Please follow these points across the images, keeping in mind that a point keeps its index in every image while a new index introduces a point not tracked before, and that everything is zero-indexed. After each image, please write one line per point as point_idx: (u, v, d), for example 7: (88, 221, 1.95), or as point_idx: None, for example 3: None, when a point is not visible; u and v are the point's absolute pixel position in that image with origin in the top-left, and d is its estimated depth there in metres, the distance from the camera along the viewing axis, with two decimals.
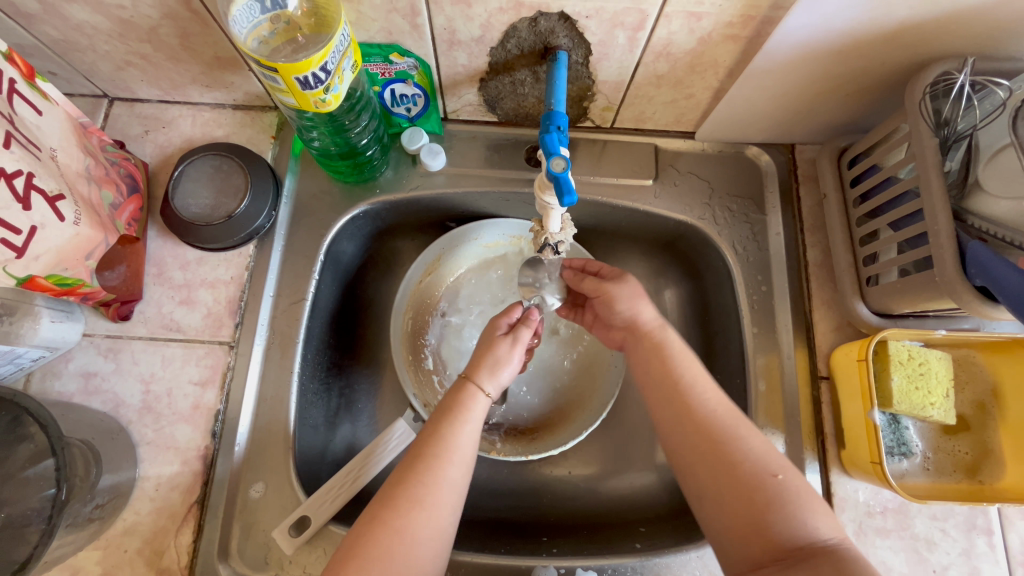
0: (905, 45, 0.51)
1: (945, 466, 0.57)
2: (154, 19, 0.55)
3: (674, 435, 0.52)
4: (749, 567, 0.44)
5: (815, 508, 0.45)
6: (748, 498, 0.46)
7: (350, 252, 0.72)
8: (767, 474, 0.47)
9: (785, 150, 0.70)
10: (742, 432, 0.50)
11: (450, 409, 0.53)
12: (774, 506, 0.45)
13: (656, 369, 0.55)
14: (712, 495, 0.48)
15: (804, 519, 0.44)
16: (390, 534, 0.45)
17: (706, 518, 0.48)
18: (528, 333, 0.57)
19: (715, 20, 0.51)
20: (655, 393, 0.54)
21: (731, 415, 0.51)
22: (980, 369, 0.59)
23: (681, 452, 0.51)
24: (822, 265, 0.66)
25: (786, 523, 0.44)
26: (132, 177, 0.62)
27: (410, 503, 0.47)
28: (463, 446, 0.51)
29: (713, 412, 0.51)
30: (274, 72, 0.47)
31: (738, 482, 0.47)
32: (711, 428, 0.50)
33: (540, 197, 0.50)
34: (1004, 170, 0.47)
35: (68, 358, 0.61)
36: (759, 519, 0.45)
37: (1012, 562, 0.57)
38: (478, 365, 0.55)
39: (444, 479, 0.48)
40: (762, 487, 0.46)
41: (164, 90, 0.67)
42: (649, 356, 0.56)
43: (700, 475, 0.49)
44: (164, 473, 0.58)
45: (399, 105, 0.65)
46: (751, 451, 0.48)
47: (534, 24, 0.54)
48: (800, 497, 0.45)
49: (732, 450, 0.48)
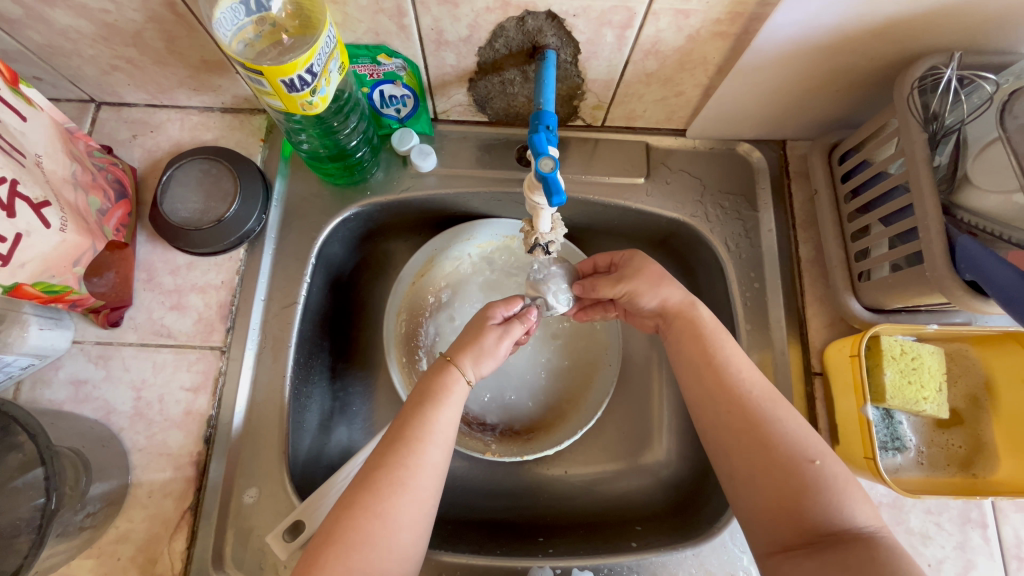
0: (893, 40, 0.51)
1: (939, 460, 0.58)
2: (139, 23, 0.54)
3: (710, 414, 0.52)
4: (779, 548, 0.45)
5: (852, 494, 0.45)
6: (781, 482, 0.46)
7: (342, 254, 0.72)
8: (806, 458, 0.47)
9: (777, 147, 0.70)
10: (778, 416, 0.49)
11: (431, 390, 0.53)
12: (811, 491, 0.45)
13: (694, 347, 0.55)
14: (746, 477, 0.48)
15: (841, 503, 0.44)
16: (369, 518, 0.45)
17: (737, 498, 0.49)
18: (519, 330, 0.57)
19: (703, 18, 0.51)
20: (688, 370, 0.55)
21: (768, 397, 0.51)
22: (972, 363, 0.59)
23: (716, 432, 0.51)
24: (814, 261, 0.66)
25: (823, 508, 0.44)
26: (120, 182, 0.62)
27: (393, 487, 0.47)
28: (441, 429, 0.51)
29: (749, 395, 0.51)
30: (260, 75, 0.46)
31: (772, 464, 0.47)
32: (747, 410, 0.50)
33: (530, 197, 0.49)
34: (994, 166, 0.47)
35: (58, 366, 0.60)
36: (793, 502, 0.45)
37: (1006, 555, 0.57)
38: (463, 350, 0.55)
39: (424, 462, 0.48)
40: (798, 471, 0.46)
41: (152, 94, 0.67)
42: (681, 337, 0.56)
43: (732, 456, 0.49)
44: (156, 480, 0.58)
45: (388, 106, 0.64)
46: (788, 435, 0.48)
47: (522, 23, 0.54)
48: (837, 482, 0.45)
49: (768, 433, 0.48)
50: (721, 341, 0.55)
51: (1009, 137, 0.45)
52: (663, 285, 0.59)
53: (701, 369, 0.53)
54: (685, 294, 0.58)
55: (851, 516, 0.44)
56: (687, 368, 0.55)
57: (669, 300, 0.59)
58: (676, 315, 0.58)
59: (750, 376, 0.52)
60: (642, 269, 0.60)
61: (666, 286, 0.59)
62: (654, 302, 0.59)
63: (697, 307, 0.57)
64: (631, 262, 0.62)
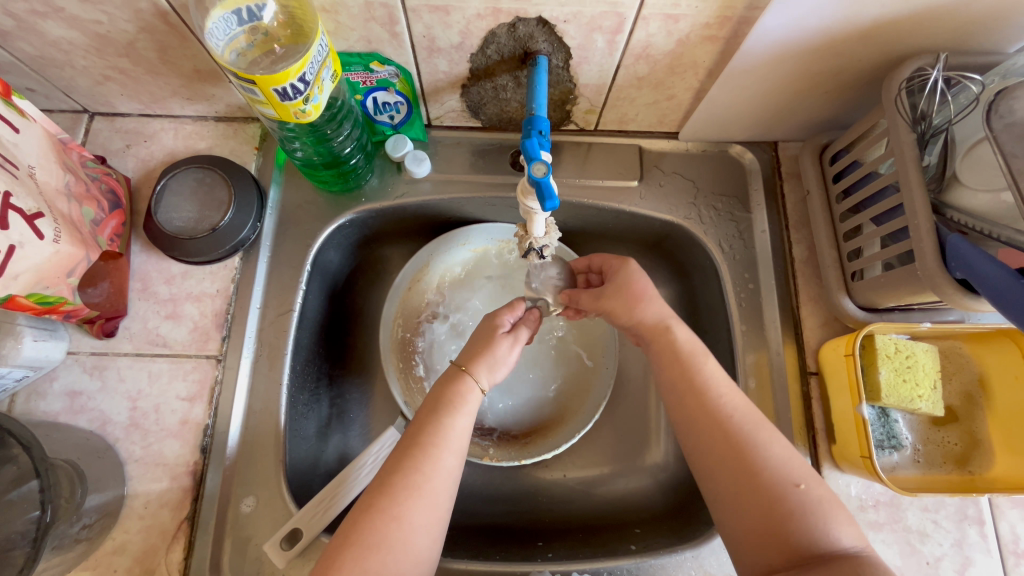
0: (880, 42, 0.51)
1: (935, 458, 0.58)
2: (131, 34, 0.55)
3: (694, 437, 0.52)
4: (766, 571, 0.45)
5: (837, 517, 0.45)
6: (765, 505, 0.46)
7: (337, 261, 0.72)
8: (790, 483, 0.47)
9: (769, 148, 0.71)
10: (762, 440, 0.49)
11: (446, 398, 0.53)
12: (796, 516, 0.45)
13: (674, 371, 0.54)
14: (730, 499, 0.48)
15: (825, 527, 0.45)
16: (386, 521, 0.45)
17: (721, 519, 0.49)
18: (527, 334, 0.59)
19: (693, 22, 0.51)
20: (669, 394, 0.54)
21: (750, 421, 0.50)
22: (966, 360, 0.60)
23: (702, 454, 0.51)
24: (808, 261, 0.66)
25: (806, 532, 0.45)
26: (114, 193, 0.62)
27: (410, 491, 0.47)
28: (456, 437, 0.50)
29: (732, 417, 0.50)
30: (252, 84, 0.46)
31: (756, 487, 0.47)
32: (730, 432, 0.50)
33: (524, 203, 0.49)
34: (981, 166, 0.48)
35: (53, 378, 0.60)
36: (774, 524, 0.45)
37: (1004, 551, 0.57)
38: (477, 358, 0.55)
39: (441, 467, 0.48)
40: (783, 496, 0.46)
41: (145, 104, 0.67)
42: (660, 361, 0.56)
43: (716, 477, 0.49)
44: (153, 490, 0.58)
45: (382, 113, 0.65)
46: (772, 459, 0.48)
47: (513, 29, 0.54)
48: (822, 506, 0.46)
49: (751, 457, 0.48)
50: (702, 363, 0.54)
51: (996, 136, 0.45)
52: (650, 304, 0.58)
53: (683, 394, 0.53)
54: (658, 316, 0.57)
55: (835, 539, 0.45)
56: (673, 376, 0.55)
57: (646, 320, 0.58)
58: (652, 338, 0.57)
59: (740, 400, 0.52)
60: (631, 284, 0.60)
61: (643, 307, 0.58)
62: (629, 323, 0.59)
63: (673, 329, 0.56)
64: (616, 277, 0.61)
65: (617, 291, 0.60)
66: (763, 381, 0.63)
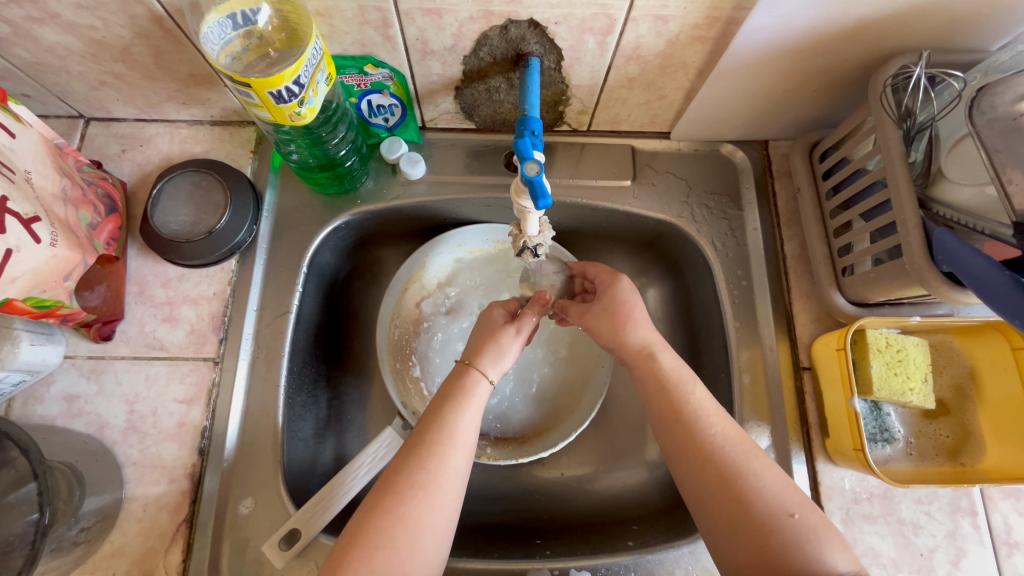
0: (866, 40, 0.52)
1: (927, 450, 0.59)
2: (127, 39, 0.55)
3: (686, 469, 0.52)
4: None
5: (831, 544, 0.46)
6: (761, 535, 0.46)
7: (333, 263, 0.72)
8: (784, 514, 0.47)
9: (760, 147, 0.72)
10: (753, 469, 0.49)
11: (453, 393, 0.53)
12: (792, 547, 0.45)
13: (662, 400, 0.54)
14: (726, 532, 0.48)
15: (820, 556, 0.45)
16: (392, 521, 0.45)
17: (718, 551, 0.49)
18: (530, 323, 0.58)
19: (682, 23, 0.52)
20: (659, 423, 0.54)
21: (740, 451, 0.51)
22: (956, 353, 0.60)
23: (694, 486, 0.51)
24: (799, 257, 0.67)
25: (803, 563, 0.45)
26: (110, 197, 0.62)
27: (414, 490, 0.47)
28: (464, 431, 0.51)
29: (722, 448, 0.51)
30: (248, 87, 0.47)
31: (750, 519, 0.47)
32: (721, 464, 0.50)
33: (517, 202, 0.50)
34: (965, 160, 0.49)
35: (50, 382, 0.60)
36: (769, 555, 0.46)
37: (996, 542, 0.58)
38: (482, 352, 0.56)
39: (448, 466, 0.49)
40: (779, 527, 0.46)
41: (141, 109, 0.67)
42: (647, 389, 0.56)
43: (713, 505, 0.50)
44: (151, 493, 0.58)
45: (377, 115, 0.66)
46: (765, 488, 0.48)
47: (505, 31, 0.55)
48: (817, 534, 0.46)
49: (743, 489, 0.48)
50: (692, 391, 0.54)
51: (978, 132, 0.46)
52: (636, 330, 0.58)
53: (674, 424, 0.53)
54: (643, 342, 0.57)
55: (832, 565, 0.45)
56: (665, 371, 0.56)
57: (629, 345, 0.58)
58: (637, 364, 0.57)
59: (731, 428, 0.52)
60: (610, 308, 0.60)
61: (630, 330, 0.58)
62: (614, 344, 0.59)
63: (656, 357, 0.57)
64: (605, 294, 0.61)
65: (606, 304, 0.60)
66: (757, 376, 0.64)
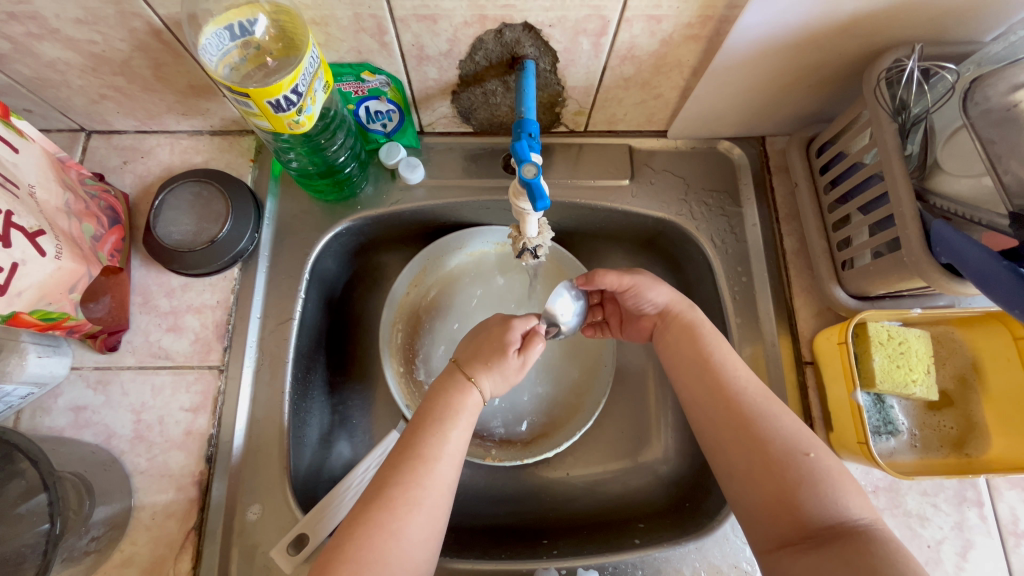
0: (859, 35, 0.52)
1: (932, 442, 0.59)
2: (126, 52, 0.56)
3: (709, 413, 0.54)
4: (777, 544, 0.46)
5: (846, 485, 0.47)
6: (776, 473, 0.48)
7: (335, 269, 0.73)
8: (800, 452, 0.48)
9: (756, 143, 0.72)
10: (773, 412, 0.51)
11: (449, 408, 0.54)
12: (806, 485, 0.46)
13: (692, 352, 0.57)
14: (743, 472, 0.50)
15: (834, 497, 0.46)
16: (384, 536, 0.46)
17: (737, 495, 0.50)
18: (537, 352, 0.58)
19: (675, 22, 0.53)
20: (687, 376, 0.57)
21: (762, 394, 0.53)
22: (958, 344, 0.60)
23: (714, 431, 0.53)
24: (799, 252, 0.67)
25: (817, 502, 0.46)
26: (113, 209, 0.63)
27: (407, 505, 0.47)
28: (452, 449, 0.51)
29: (739, 395, 0.53)
30: (246, 97, 0.47)
31: (765, 459, 0.49)
32: (741, 406, 0.52)
33: (515, 204, 0.50)
34: (961, 152, 0.49)
35: (57, 394, 0.61)
36: (784, 495, 0.47)
37: (1004, 532, 0.58)
38: (484, 368, 0.56)
39: (438, 480, 0.49)
40: (794, 465, 0.48)
41: (141, 121, 0.68)
42: (680, 340, 0.59)
43: (729, 451, 0.51)
44: (159, 502, 0.58)
45: (374, 121, 0.66)
46: (783, 429, 0.50)
47: (500, 35, 0.55)
48: (831, 474, 0.47)
49: (761, 430, 0.50)
50: (718, 343, 0.57)
51: (974, 123, 0.47)
52: (670, 288, 0.62)
53: (701, 370, 0.56)
54: (682, 299, 0.61)
55: (844, 508, 0.45)
56: (687, 332, 0.59)
57: (665, 299, 0.61)
58: (672, 319, 0.61)
59: (753, 378, 0.55)
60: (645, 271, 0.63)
61: (666, 287, 0.62)
62: (654, 301, 0.62)
63: (693, 310, 0.60)
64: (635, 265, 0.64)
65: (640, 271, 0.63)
66: (760, 371, 0.64)
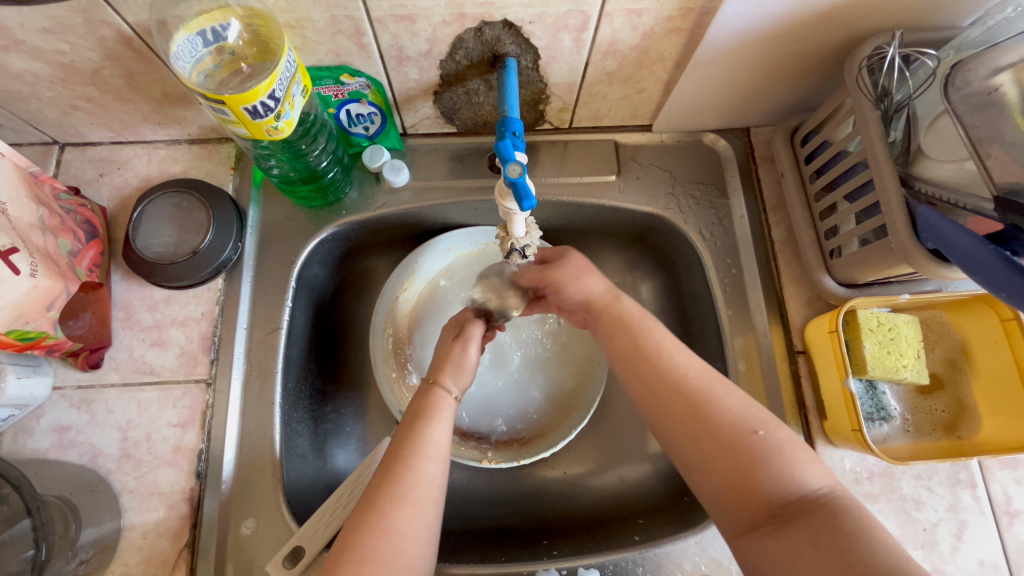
0: (839, 23, 0.52)
1: (924, 426, 0.59)
2: (96, 62, 0.54)
3: (654, 407, 0.52)
4: (747, 528, 0.45)
5: (799, 458, 0.46)
6: (731, 459, 0.47)
7: (323, 276, 0.72)
8: (749, 431, 0.48)
9: (741, 134, 0.72)
10: (717, 394, 0.50)
11: (420, 410, 0.54)
12: (761, 464, 0.46)
13: (625, 342, 0.56)
14: (700, 462, 0.49)
15: (790, 470, 0.45)
16: (378, 536, 0.45)
17: (698, 485, 0.49)
18: (478, 331, 0.61)
19: (656, 15, 0.52)
20: (624, 367, 0.55)
21: (703, 377, 0.52)
22: (947, 328, 0.61)
23: (663, 423, 0.51)
24: (787, 242, 0.67)
25: (774, 478, 0.45)
26: (90, 223, 0.61)
27: (393, 503, 0.47)
28: (436, 446, 0.51)
29: (682, 380, 0.52)
30: (221, 104, 0.46)
31: (718, 445, 0.48)
32: (686, 393, 0.51)
33: (501, 204, 0.50)
34: (944, 137, 0.49)
35: (40, 415, 0.59)
36: (745, 479, 0.46)
37: (997, 512, 0.58)
38: (442, 368, 0.58)
39: (425, 476, 0.49)
40: (745, 446, 0.47)
41: (116, 131, 0.66)
42: (612, 332, 0.57)
43: (681, 442, 0.50)
44: (150, 520, 0.57)
45: (356, 124, 0.65)
46: (730, 411, 0.49)
47: (480, 33, 0.54)
48: (782, 448, 0.47)
49: (709, 414, 0.49)
50: (652, 328, 0.56)
51: (955, 109, 0.47)
52: (595, 276, 0.61)
53: (638, 360, 0.54)
54: (608, 287, 0.60)
55: (802, 479, 0.45)
56: (618, 321, 0.57)
57: (594, 292, 0.61)
58: (601, 310, 0.59)
59: (693, 361, 0.53)
60: (569, 261, 0.62)
61: (590, 277, 0.61)
62: (579, 295, 0.61)
63: (620, 299, 0.59)
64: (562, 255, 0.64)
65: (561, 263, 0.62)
66: (753, 363, 0.64)
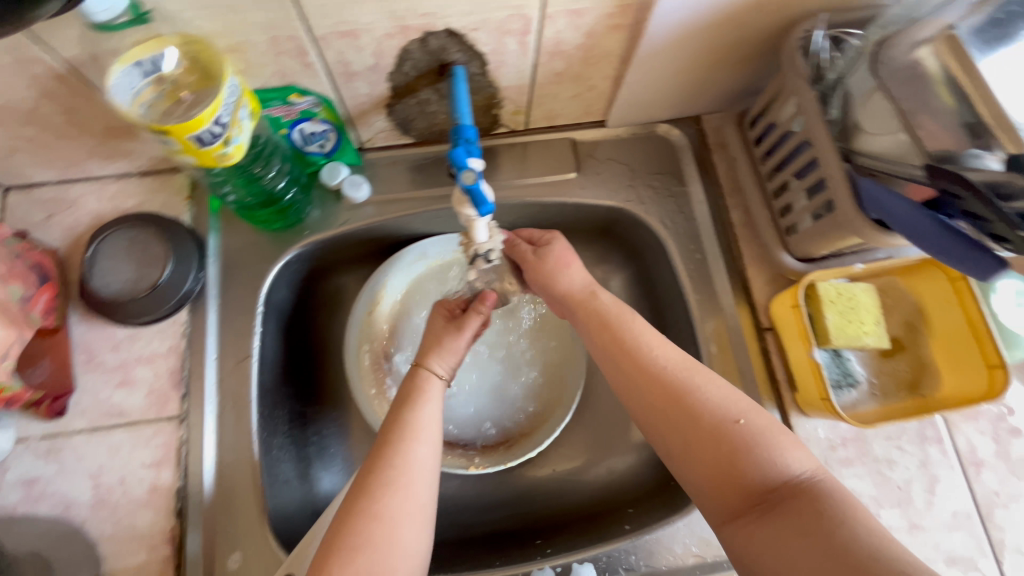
0: (771, 10, 0.54)
1: (889, 388, 0.61)
2: (32, 100, 0.53)
3: (637, 400, 0.54)
4: (731, 517, 0.47)
5: (782, 443, 0.48)
6: (714, 449, 0.48)
7: (291, 298, 0.71)
8: (731, 420, 0.49)
9: (693, 123, 0.74)
10: (698, 384, 0.52)
11: (408, 394, 0.55)
12: (743, 452, 0.47)
13: (605, 335, 0.58)
14: (683, 453, 0.50)
15: (772, 457, 0.47)
16: (368, 521, 0.45)
17: (683, 475, 0.50)
18: (477, 320, 0.61)
19: (596, 14, 0.53)
20: (606, 358, 0.57)
21: (684, 368, 0.53)
22: (902, 292, 0.63)
23: (647, 416, 0.53)
24: (746, 224, 0.69)
25: (757, 465, 0.46)
26: (42, 266, 0.59)
27: (383, 487, 0.47)
28: (426, 425, 0.52)
29: (664, 372, 0.53)
30: (166, 134, 0.45)
31: (701, 435, 0.49)
32: (668, 386, 0.52)
33: (460, 211, 0.50)
34: (877, 112, 0.51)
35: (5, 469, 0.57)
36: (727, 467, 0.47)
37: (964, 463, 0.61)
38: (430, 353, 0.58)
39: (414, 459, 0.49)
40: (728, 434, 0.48)
41: (61, 170, 0.64)
42: (592, 326, 0.60)
43: (665, 433, 0.51)
44: (131, 566, 0.55)
45: (311, 143, 0.64)
46: (712, 400, 0.50)
47: (425, 44, 0.55)
48: (763, 434, 0.48)
49: (690, 404, 0.51)
50: (630, 322, 0.58)
51: (884, 83, 0.49)
52: (578, 268, 0.64)
53: (619, 355, 0.56)
54: (586, 283, 0.63)
55: (784, 465, 0.46)
56: (596, 316, 0.60)
57: (573, 286, 0.63)
58: (580, 304, 0.62)
59: (673, 352, 0.55)
60: (552, 254, 0.64)
61: (573, 269, 0.64)
62: (559, 293, 0.63)
63: (597, 295, 0.61)
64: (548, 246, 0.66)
65: (545, 258, 0.64)
66: (724, 344, 0.66)
